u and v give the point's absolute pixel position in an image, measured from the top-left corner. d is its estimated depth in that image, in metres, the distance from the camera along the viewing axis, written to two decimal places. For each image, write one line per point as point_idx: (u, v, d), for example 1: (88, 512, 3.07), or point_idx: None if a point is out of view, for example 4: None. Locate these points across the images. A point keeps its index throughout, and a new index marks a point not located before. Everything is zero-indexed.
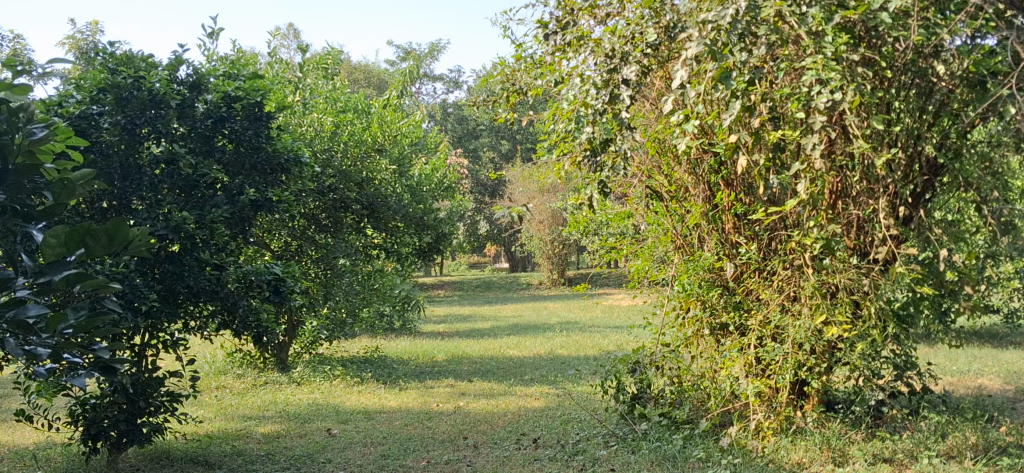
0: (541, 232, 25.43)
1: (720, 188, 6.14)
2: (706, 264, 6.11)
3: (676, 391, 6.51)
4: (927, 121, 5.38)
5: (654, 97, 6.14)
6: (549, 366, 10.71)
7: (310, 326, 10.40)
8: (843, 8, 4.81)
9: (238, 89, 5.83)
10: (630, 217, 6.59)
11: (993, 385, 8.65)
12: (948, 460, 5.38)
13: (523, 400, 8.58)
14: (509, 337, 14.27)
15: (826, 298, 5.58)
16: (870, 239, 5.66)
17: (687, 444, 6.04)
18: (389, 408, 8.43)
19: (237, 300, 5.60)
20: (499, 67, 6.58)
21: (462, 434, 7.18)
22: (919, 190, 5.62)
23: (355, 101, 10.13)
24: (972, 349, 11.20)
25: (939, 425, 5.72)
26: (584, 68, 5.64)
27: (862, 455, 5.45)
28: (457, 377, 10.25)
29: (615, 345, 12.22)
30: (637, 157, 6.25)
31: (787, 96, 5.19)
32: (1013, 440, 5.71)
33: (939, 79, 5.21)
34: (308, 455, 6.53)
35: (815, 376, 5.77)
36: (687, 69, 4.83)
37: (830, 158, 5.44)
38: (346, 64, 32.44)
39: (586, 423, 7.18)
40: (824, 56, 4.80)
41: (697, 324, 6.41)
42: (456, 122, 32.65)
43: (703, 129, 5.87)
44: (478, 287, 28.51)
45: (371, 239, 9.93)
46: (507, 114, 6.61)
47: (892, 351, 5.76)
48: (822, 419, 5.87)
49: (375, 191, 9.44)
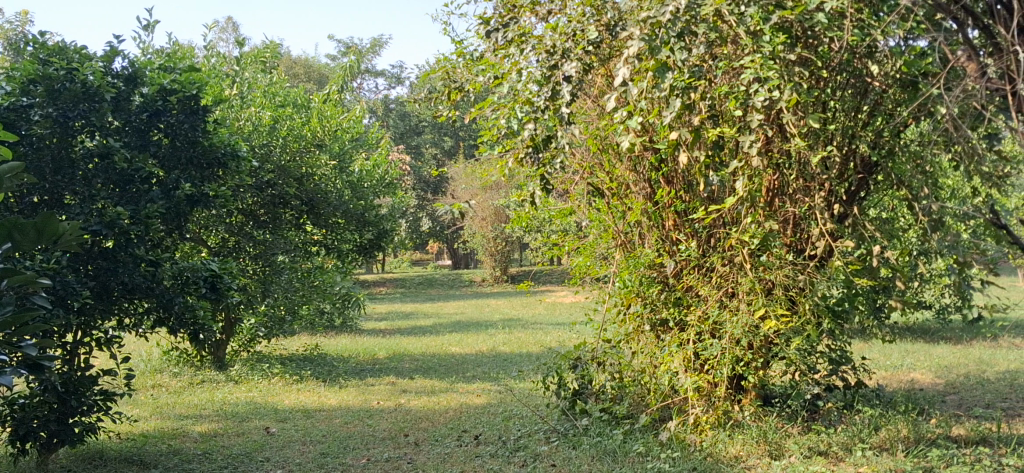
0: (484, 230, 25.44)
1: (660, 186, 6.21)
2: (646, 260, 6.14)
3: (617, 386, 6.45)
4: (860, 120, 5.53)
5: (595, 94, 6.19)
6: (491, 363, 10.74)
7: (248, 324, 10.26)
8: (780, 9, 4.91)
9: (174, 82, 5.72)
10: (572, 214, 6.56)
11: (924, 378, 8.88)
12: (881, 453, 5.49)
13: (464, 397, 8.57)
14: (452, 334, 14.24)
15: (763, 294, 5.67)
16: (806, 236, 5.78)
17: (627, 439, 6.10)
18: (328, 406, 8.34)
19: (172, 297, 5.51)
20: (441, 62, 6.55)
21: (403, 431, 7.14)
22: (854, 188, 5.78)
23: (295, 95, 9.99)
24: (904, 344, 11.50)
25: (872, 418, 5.86)
26: (525, 65, 5.63)
27: (798, 449, 5.55)
28: (399, 374, 10.20)
29: (557, 341, 12.29)
30: (579, 154, 6.25)
31: (725, 94, 5.27)
32: (942, 431, 5.88)
33: (872, 79, 5.35)
34: (245, 454, 6.45)
35: (752, 370, 5.84)
36: (628, 66, 4.84)
37: (767, 156, 5.55)
38: (285, 58, 32.01)
39: (527, 419, 7.20)
40: (762, 56, 4.88)
41: (638, 320, 6.42)
42: (399, 118, 32.55)
43: (644, 127, 5.94)
44: (419, 285, 28.35)
45: (311, 236, 9.90)
46: (449, 110, 6.56)
47: (827, 346, 5.91)
48: (759, 413, 5.96)
49: (315, 187, 9.51)
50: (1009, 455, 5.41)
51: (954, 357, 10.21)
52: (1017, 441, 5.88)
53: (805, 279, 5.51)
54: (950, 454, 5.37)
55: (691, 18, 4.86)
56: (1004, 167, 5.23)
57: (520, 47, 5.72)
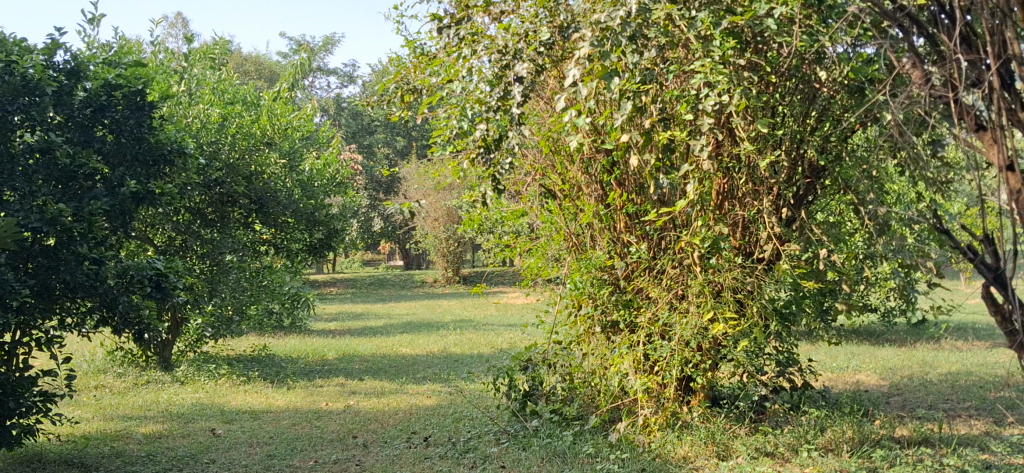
0: (436, 230, 25.37)
1: (612, 188, 6.24)
2: (598, 262, 6.14)
3: (567, 388, 6.52)
4: (808, 126, 5.61)
5: (548, 96, 6.20)
6: (442, 364, 10.70)
7: (195, 324, 10.11)
8: (730, 14, 4.96)
9: (118, 77, 5.63)
10: (524, 215, 6.53)
11: (869, 380, 9.02)
12: (826, 454, 5.57)
13: (414, 398, 8.53)
14: (403, 335, 14.17)
15: (712, 297, 5.71)
16: (755, 239, 5.84)
17: (577, 440, 6.12)
18: (276, 407, 8.25)
19: (116, 296, 5.39)
20: (393, 62, 6.51)
21: (351, 433, 7.08)
22: (801, 192, 5.86)
23: (244, 93, 9.87)
24: (850, 346, 11.68)
25: (818, 419, 5.94)
26: (477, 64, 5.60)
27: (746, 450, 5.60)
28: (349, 375, 10.13)
29: (508, 342, 12.28)
30: (531, 155, 6.28)
31: (676, 97, 5.30)
32: (886, 432, 5.98)
33: (820, 85, 5.44)
34: (190, 455, 6.35)
35: (700, 372, 5.88)
36: (579, 67, 4.84)
37: (717, 160, 5.62)
38: (236, 55, 31.64)
39: (477, 420, 7.18)
40: (712, 60, 4.95)
41: (589, 322, 6.39)
42: (351, 117, 32.38)
43: (596, 129, 5.95)
44: (371, 285, 28.19)
45: (260, 235, 9.77)
46: (400, 110, 6.52)
47: (775, 348, 5.98)
48: (707, 414, 6.01)
49: (265, 185, 9.36)
50: (950, 455, 5.52)
51: (898, 359, 10.39)
52: (958, 441, 6.00)
53: (753, 281, 5.56)
54: (894, 454, 5.48)
55: (643, 22, 4.88)
56: (948, 173, 5.34)
57: (472, 46, 5.69)
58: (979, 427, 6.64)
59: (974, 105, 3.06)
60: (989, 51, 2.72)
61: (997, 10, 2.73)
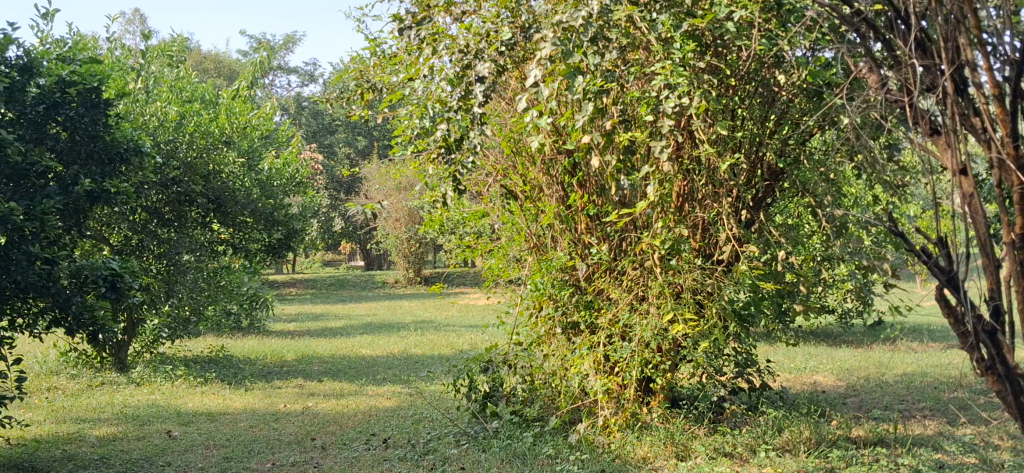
0: (397, 231, 25.26)
1: (573, 190, 6.26)
2: (559, 263, 6.12)
3: (527, 389, 6.53)
4: (767, 129, 5.66)
5: (509, 97, 6.21)
6: (402, 366, 10.65)
7: (151, 325, 9.97)
8: (690, 17, 5.00)
9: (73, 74, 5.50)
10: (485, 216, 6.51)
11: (826, 381, 9.12)
12: (783, 454, 5.62)
13: (374, 400, 8.47)
14: (363, 336, 14.10)
15: (672, 298, 5.72)
16: (714, 241, 5.87)
17: (537, 442, 6.11)
18: (234, 409, 8.16)
19: (69, 296, 5.30)
20: (354, 61, 6.48)
21: (309, 435, 7.02)
22: (761, 195, 5.91)
23: (203, 91, 9.88)
24: (807, 347, 11.80)
25: (776, 419, 5.99)
26: (437, 62, 5.58)
27: (704, 450, 5.63)
28: (307, 377, 10.05)
29: (469, 344, 12.25)
30: (493, 156, 6.29)
31: (637, 99, 5.32)
32: (843, 433, 6.04)
33: (779, 88, 5.51)
34: (145, 458, 6.25)
35: (659, 372, 5.89)
36: (540, 67, 4.83)
37: (678, 162, 5.68)
38: (194, 53, 31.34)
39: (437, 422, 7.16)
40: (672, 62, 4.98)
41: (550, 324, 6.37)
42: (311, 116, 32.23)
43: (557, 129, 5.96)
44: (331, 285, 28.02)
45: (218, 235, 9.62)
46: (361, 110, 6.48)
47: (734, 349, 6.02)
48: (666, 415, 6.05)
49: (223, 184, 9.23)
50: (905, 455, 5.60)
51: (855, 360, 10.52)
52: (912, 441, 6.08)
53: (713, 283, 5.59)
54: (850, 454, 5.54)
55: (604, 23, 4.89)
56: (903, 176, 5.42)
57: (433, 46, 5.66)
58: (933, 427, 6.74)
59: (928, 110, 3.08)
60: (943, 57, 2.75)
61: (951, 17, 2.75)
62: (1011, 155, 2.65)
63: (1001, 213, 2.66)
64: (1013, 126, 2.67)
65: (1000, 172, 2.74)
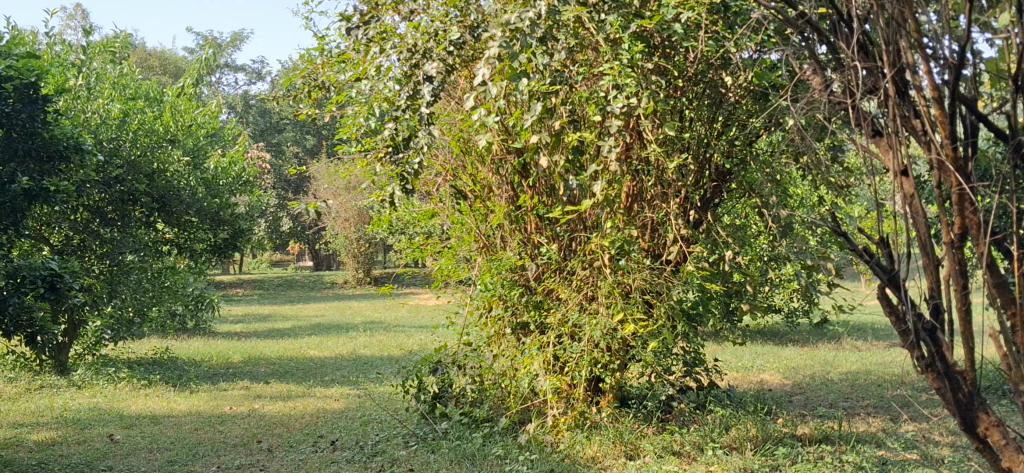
0: (346, 231, 25.06)
1: (523, 190, 6.26)
2: (508, 263, 6.09)
3: (477, 389, 6.50)
4: (715, 130, 5.71)
5: (458, 96, 6.20)
6: (351, 367, 10.56)
7: (93, 326, 9.77)
8: (639, 18, 5.05)
9: (9, 69, 5.34)
10: (435, 216, 6.46)
11: (773, 379, 9.23)
12: (730, 452, 5.67)
13: (321, 402, 8.39)
14: (311, 337, 13.96)
15: (621, 298, 5.74)
16: (662, 241, 5.91)
17: (486, 442, 6.10)
18: (178, 411, 8.03)
19: (6, 297, 5.16)
20: (301, 60, 6.42)
21: (255, 437, 6.93)
22: (709, 195, 5.95)
23: (146, 88, 9.71)
24: (755, 346, 11.93)
25: (723, 418, 6.05)
26: (384, 61, 5.52)
27: (653, 449, 5.67)
28: (254, 378, 9.92)
29: (418, 345, 12.19)
30: (442, 156, 6.31)
31: (585, 99, 5.33)
32: (789, 430, 6.11)
33: (727, 90, 5.57)
34: (85, 462, 6.12)
35: (609, 372, 5.90)
36: (488, 67, 4.79)
37: (627, 163, 5.72)
38: (139, 50, 30.82)
39: (386, 423, 7.11)
40: (620, 63, 5.01)
41: (500, 324, 6.36)
42: (259, 115, 31.90)
43: (506, 129, 5.95)
44: (280, 286, 27.73)
45: (162, 235, 9.51)
46: (308, 108, 6.42)
47: (682, 348, 6.07)
48: (615, 414, 6.07)
49: (167, 183, 9.09)
50: (849, 452, 5.68)
51: (801, 359, 10.66)
52: (856, 438, 6.17)
53: (662, 283, 5.63)
54: (795, 452, 5.62)
55: (552, 23, 4.89)
56: (847, 177, 5.50)
57: (380, 44, 5.62)
58: (876, 425, 6.84)
59: (870, 112, 3.12)
60: (885, 60, 2.78)
61: (892, 21, 2.78)
62: (950, 156, 2.69)
63: (940, 212, 2.70)
64: (952, 128, 2.70)
65: (940, 172, 2.78)
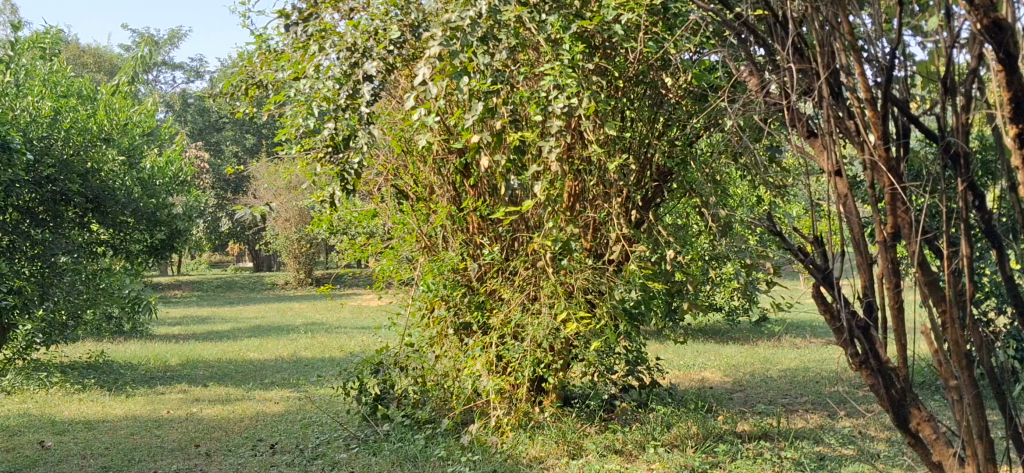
0: (287, 231, 24.77)
1: (465, 190, 6.26)
2: (450, 263, 6.06)
3: (419, 390, 6.43)
4: (655, 130, 5.76)
5: (399, 96, 6.17)
6: (291, 369, 10.44)
7: (24, 330, 9.50)
8: (579, 19, 5.08)
9: None
10: (375, 216, 6.41)
11: (714, 377, 9.33)
12: (672, 450, 5.72)
13: (261, 405, 8.28)
14: (251, 339, 13.79)
15: (563, 297, 5.74)
16: (604, 241, 5.94)
17: (429, 444, 6.06)
18: (113, 416, 7.86)
19: None
20: (239, 58, 6.32)
21: (193, 442, 6.81)
22: (650, 195, 6.00)
23: (78, 86, 9.46)
24: (696, 345, 12.04)
25: (665, 416, 6.09)
26: (324, 59, 5.46)
27: (595, 448, 5.69)
28: (192, 382, 9.75)
29: (360, 346, 12.09)
30: (382, 155, 6.21)
31: (526, 99, 5.33)
32: (729, 427, 6.18)
33: (667, 91, 5.61)
34: (15, 471, 5.95)
35: (552, 372, 5.91)
36: (428, 67, 4.75)
37: (569, 163, 5.73)
38: (72, 46, 30.13)
39: (327, 426, 7.03)
40: (561, 63, 5.02)
41: (442, 324, 6.34)
42: (197, 114, 31.42)
43: (448, 129, 5.93)
44: (219, 288, 27.33)
45: (96, 236, 9.23)
46: (246, 107, 6.32)
47: (625, 347, 6.13)
48: (558, 414, 6.08)
49: (101, 184, 8.95)
50: (787, 448, 5.76)
51: (741, 357, 10.79)
52: (795, 434, 6.26)
53: (605, 282, 5.65)
54: (735, 449, 5.68)
55: (493, 23, 4.88)
56: (785, 177, 5.58)
57: (319, 43, 5.55)
58: (814, 421, 6.95)
59: (804, 114, 3.16)
60: (820, 62, 2.82)
61: (825, 23, 2.82)
62: (882, 156, 2.73)
63: (873, 212, 2.74)
64: (884, 130, 2.74)
65: (872, 173, 2.82)
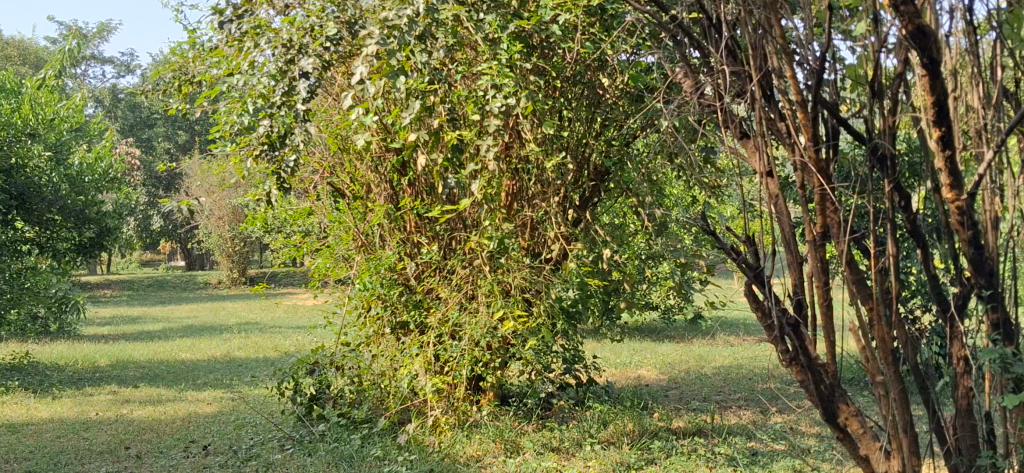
0: (221, 229, 24.39)
1: (402, 189, 6.23)
2: (387, 262, 6.03)
3: (355, 390, 6.40)
4: (593, 129, 5.81)
5: (336, 93, 6.12)
6: (225, 369, 10.30)
7: None
8: (517, 18, 5.10)
9: None
10: (311, 214, 6.35)
11: (649, 375, 9.43)
12: (608, 447, 5.77)
13: (193, 406, 8.14)
14: (183, 339, 13.56)
15: (500, 296, 5.75)
16: (542, 240, 5.97)
17: (365, 444, 6.00)
18: (38, 419, 7.66)
19: None
20: (171, 52, 6.20)
21: (123, 443, 6.68)
22: (587, 194, 6.04)
23: (3, 79, 9.19)
24: (632, 343, 12.16)
25: (601, 414, 6.14)
26: (259, 56, 5.39)
27: (532, 446, 5.72)
28: (121, 383, 9.56)
29: (295, 346, 11.96)
30: (318, 153, 6.17)
31: (464, 98, 5.34)
32: (665, 424, 6.25)
33: (604, 91, 5.67)
34: None
35: (490, 370, 5.93)
36: (365, 65, 4.70)
37: (507, 162, 5.74)
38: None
39: (261, 427, 6.95)
40: (498, 62, 5.02)
41: (378, 323, 6.31)
42: (128, 109, 30.80)
43: (385, 127, 5.90)
44: (150, 287, 26.81)
45: (22, 234, 9.08)
46: (179, 103, 6.22)
47: (562, 346, 6.18)
48: (495, 412, 6.09)
49: (27, 180, 8.80)
50: (721, 444, 5.85)
51: (676, 355, 10.93)
52: (728, 430, 6.36)
53: (542, 281, 5.68)
54: (670, 445, 5.76)
55: (431, 22, 4.87)
56: (719, 178, 5.65)
57: (254, 39, 5.48)
58: (747, 417, 7.08)
59: (738, 115, 3.20)
60: (751, 64, 2.86)
61: (758, 27, 2.86)
62: (813, 157, 2.78)
63: (804, 212, 2.79)
64: (814, 132, 2.79)
65: (803, 174, 2.87)
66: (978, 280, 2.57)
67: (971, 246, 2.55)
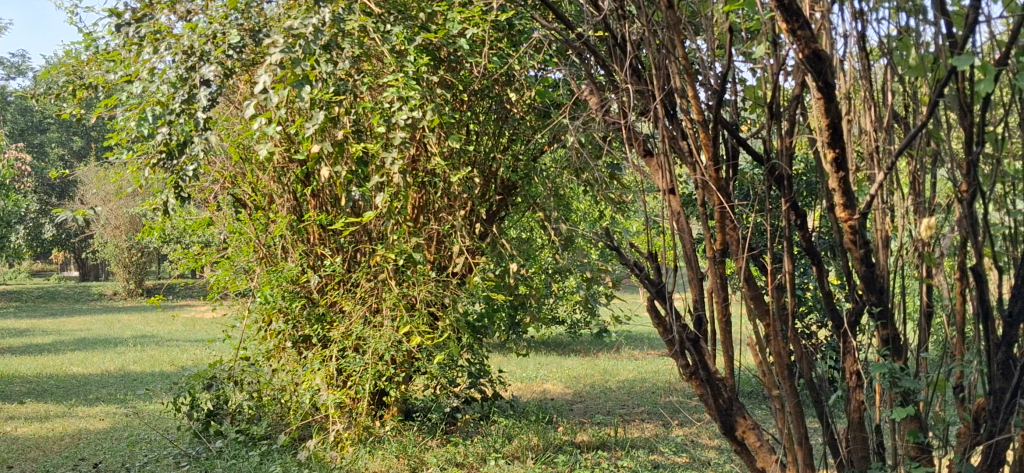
0: (117, 238, 23.65)
1: (306, 200, 6.13)
2: (289, 275, 5.89)
3: (254, 406, 6.30)
4: (500, 143, 5.81)
5: (238, 103, 5.98)
6: (118, 383, 9.95)
7: None
8: (424, 31, 5.08)
9: None
10: (211, 224, 6.18)
11: (554, 389, 9.48)
12: (512, 461, 5.75)
13: (84, 422, 7.83)
14: (74, 352, 13.06)
15: (405, 310, 5.68)
16: (447, 253, 5.94)
17: (264, 461, 5.77)
18: None
19: None
20: (65, 56, 5.97)
21: (5, 463, 6.37)
22: (494, 208, 6.04)
23: None
24: (537, 357, 12.21)
25: (506, 428, 6.12)
26: (157, 61, 5.24)
27: (436, 461, 5.64)
28: (5, 398, 9.14)
29: (192, 360, 11.64)
30: (219, 162, 6.02)
31: (369, 110, 5.26)
32: (569, 438, 6.27)
33: (512, 106, 5.67)
34: None
35: (393, 385, 5.85)
36: (268, 73, 4.60)
37: (412, 175, 5.65)
38: None
39: (155, 443, 6.72)
40: (405, 74, 4.96)
41: (279, 337, 6.19)
42: (18, 113, 29.67)
43: (288, 137, 5.79)
44: (40, 298, 25.77)
45: None
46: (72, 108, 5.99)
47: (467, 360, 6.14)
48: (399, 427, 6.00)
49: None
50: (624, 457, 5.91)
51: (581, 368, 11.02)
52: (631, 443, 6.42)
53: (448, 295, 5.64)
54: (574, 459, 5.78)
55: (335, 32, 4.83)
56: (624, 193, 5.72)
57: (153, 44, 5.31)
58: (650, 430, 7.16)
59: (641, 133, 3.23)
60: (655, 83, 2.89)
61: (663, 47, 2.89)
62: (713, 176, 2.80)
63: (704, 229, 2.82)
64: (715, 151, 2.83)
65: (704, 192, 2.90)
66: (870, 296, 2.61)
67: (863, 264, 2.58)
